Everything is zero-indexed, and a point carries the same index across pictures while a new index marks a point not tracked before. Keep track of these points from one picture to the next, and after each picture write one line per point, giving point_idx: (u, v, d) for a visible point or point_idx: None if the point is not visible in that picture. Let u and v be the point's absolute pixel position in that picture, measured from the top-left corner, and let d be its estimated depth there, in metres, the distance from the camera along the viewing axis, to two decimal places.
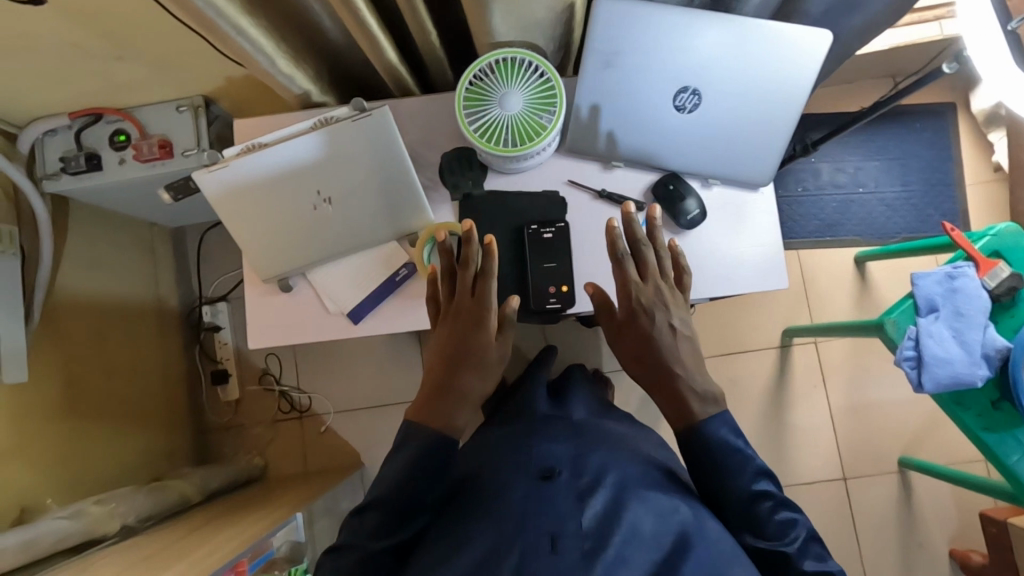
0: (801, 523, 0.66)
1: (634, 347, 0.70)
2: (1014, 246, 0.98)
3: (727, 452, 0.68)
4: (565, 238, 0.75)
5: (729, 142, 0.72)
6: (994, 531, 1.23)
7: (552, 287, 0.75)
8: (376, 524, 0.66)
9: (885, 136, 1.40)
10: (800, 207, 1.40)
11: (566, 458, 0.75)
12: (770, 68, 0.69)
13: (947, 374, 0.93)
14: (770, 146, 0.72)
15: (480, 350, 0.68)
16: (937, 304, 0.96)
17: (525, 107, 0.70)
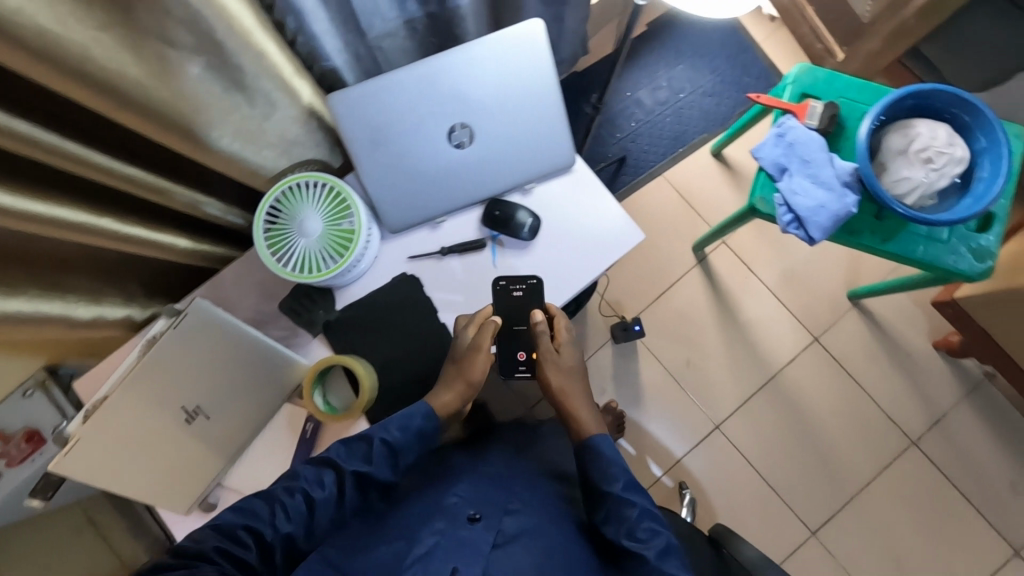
0: (662, 536, 0.65)
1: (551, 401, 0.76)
2: (814, 82, 1.05)
3: (603, 466, 0.71)
4: (533, 297, 0.74)
5: (520, 148, 0.73)
6: (952, 310, 1.24)
7: (523, 354, 0.76)
8: (359, 452, 0.69)
9: (674, 42, 1.50)
10: (642, 138, 1.48)
11: (495, 509, 0.67)
12: (510, 68, 0.70)
13: (825, 215, 0.97)
14: (556, 130, 0.74)
15: (460, 347, 0.72)
16: (784, 164, 1.02)
17: (324, 224, 0.70)
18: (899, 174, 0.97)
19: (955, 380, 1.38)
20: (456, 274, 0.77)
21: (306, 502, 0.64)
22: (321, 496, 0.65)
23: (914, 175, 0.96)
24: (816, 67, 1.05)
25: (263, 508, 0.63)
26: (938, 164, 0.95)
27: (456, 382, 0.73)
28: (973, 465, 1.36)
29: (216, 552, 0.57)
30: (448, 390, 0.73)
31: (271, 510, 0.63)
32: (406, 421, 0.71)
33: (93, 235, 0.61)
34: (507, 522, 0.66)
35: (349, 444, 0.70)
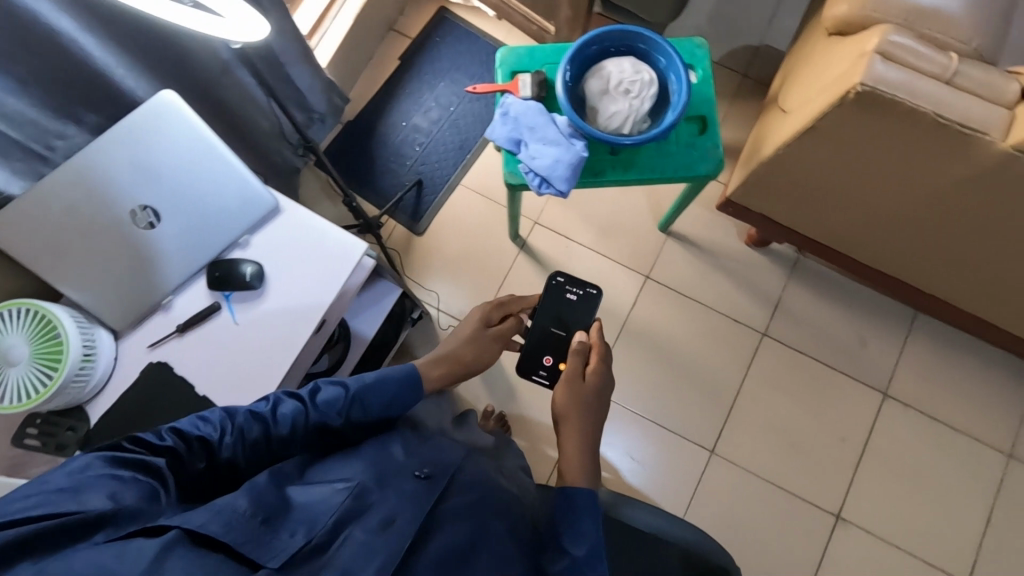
0: None
1: (571, 397, 0.99)
2: (519, 59, 1.15)
3: (575, 522, 0.80)
4: (585, 306, 1.13)
5: (207, 204, 0.80)
6: (733, 209, 1.34)
7: (547, 361, 1.11)
8: (327, 396, 0.79)
9: (429, 66, 1.60)
10: (429, 158, 1.55)
11: (442, 470, 0.76)
12: (162, 146, 0.80)
13: (562, 169, 1.06)
14: (229, 180, 0.81)
15: (482, 335, 1.08)
16: (515, 137, 1.09)
17: (33, 345, 0.71)
18: (608, 111, 1.06)
19: (776, 267, 1.49)
20: (198, 344, 0.79)
21: (269, 424, 0.74)
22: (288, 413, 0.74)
23: (620, 107, 1.06)
24: (515, 46, 1.15)
25: (223, 423, 0.72)
26: (635, 91, 1.06)
27: (452, 367, 1.05)
28: (820, 332, 1.47)
29: (171, 447, 0.66)
30: (446, 372, 1.04)
31: (230, 424, 0.72)
32: (380, 382, 0.83)
33: None
34: (454, 490, 0.74)
35: (325, 385, 0.81)
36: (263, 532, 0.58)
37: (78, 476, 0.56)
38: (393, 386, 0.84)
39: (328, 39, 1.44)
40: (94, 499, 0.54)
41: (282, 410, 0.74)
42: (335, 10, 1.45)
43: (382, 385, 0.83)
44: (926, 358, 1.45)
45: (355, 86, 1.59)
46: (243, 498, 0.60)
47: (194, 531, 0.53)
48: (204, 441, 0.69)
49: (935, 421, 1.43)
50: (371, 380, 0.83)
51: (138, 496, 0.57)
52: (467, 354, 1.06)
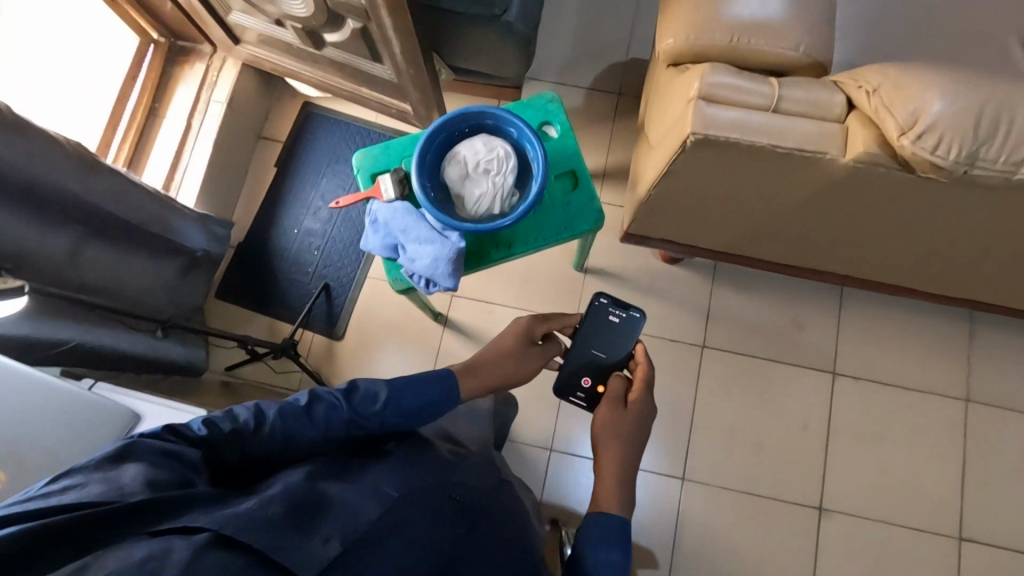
0: None
1: (616, 425, 0.98)
2: (374, 160, 1.11)
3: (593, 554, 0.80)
4: (626, 328, 1.15)
5: (58, 469, 0.82)
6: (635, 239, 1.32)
7: (586, 382, 1.13)
8: (363, 402, 0.83)
9: (308, 165, 1.56)
10: (330, 259, 1.51)
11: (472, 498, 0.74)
12: None
13: (443, 265, 1.03)
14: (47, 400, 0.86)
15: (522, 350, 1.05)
16: (389, 244, 1.06)
17: None
18: (474, 194, 1.03)
19: (698, 275, 1.48)
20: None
21: (308, 414, 0.79)
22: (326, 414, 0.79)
23: (485, 188, 1.03)
24: (367, 148, 1.11)
25: (257, 415, 0.77)
26: (494, 169, 1.03)
27: (489, 377, 1.00)
28: (757, 328, 1.46)
29: (207, 438, 0.71)
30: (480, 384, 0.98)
31: (270, 418, 0.77)
32: (412, 385, 0.87)
33: None
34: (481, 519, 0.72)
35: (362, 389, 0.85)
36: (295, 536, 0.56)
37: (122, 463, 0.62)
38: (426, 397, 0.87)
39: (189, 176, 1.39)
40: (132, 492, 0.59)
41: (319, 412, 0.79)
42: (190, 143, 1.40)
43: (418, 386, 0.87)
44: (864, 325, 1.45)
45: (237, 206, 1.54)
46: (275, 504, 0.60)
47: (227, 531, 0.54)
48: (244, 432, 0.75)
49: (888, 385, 1.43)
50: (407, 386, 0.87)
51: (169, 486, 0.63)
52: (501, 371, 1.01)
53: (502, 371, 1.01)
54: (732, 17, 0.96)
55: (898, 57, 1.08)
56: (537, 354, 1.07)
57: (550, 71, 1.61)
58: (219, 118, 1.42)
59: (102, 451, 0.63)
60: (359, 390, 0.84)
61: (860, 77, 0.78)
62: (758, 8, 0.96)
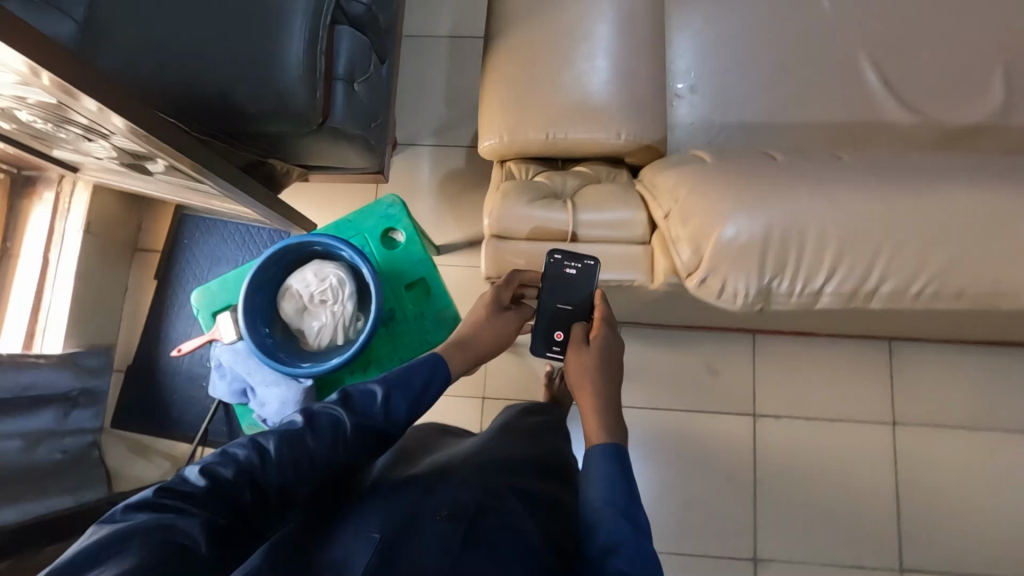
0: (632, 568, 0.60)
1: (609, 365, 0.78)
2: (213, 297, 1.04)
3: (592, 485, 0.68)
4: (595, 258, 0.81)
5: None
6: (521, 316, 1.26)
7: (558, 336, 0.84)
8: (361, 406, 0.73)
9: (188, 271, 1.49)
10: None
11: (467, 500, 0.70)
12: None
13: (291, 408, 0.97)
14: None
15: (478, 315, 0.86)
16: (238, 389, 1.00)
17: None
18: (314, 328, 0.97)
19: None
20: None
21: (304, 434, 0.69)
22: (323, 426, 0.71)
23: (323, 320, 0.97)
24: (205, 285, 1.05)
25: (253, 446, 0.68)
26: (330, 298, 0.97)
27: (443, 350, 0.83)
28: (670, 378, 1.40)
29: (209, 487, 0.63)
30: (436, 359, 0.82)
31: (267, 447, 0.68)
32: (410, 373, 0.78)
33: None
34: (486, 522, 0.67)
35: (358, 391, 0.76)
36: None
37: (114, 550, 0.54)
38: (419, 387, 0.77)
39: (54, 311, 1.33)
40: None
41: (319, 426, 0.70)
42: (50, 276, 1.34)
43: (414, 380, 0.77)
44: (779, 360, 1.40)
45: (120, 325, 1.47)
46: None
47: None
48: (253, 468, 0.66)
49: (812, 420, 1.37)
50: (401, 379, 0.77)
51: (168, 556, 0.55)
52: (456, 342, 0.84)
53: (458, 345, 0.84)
54: (544, 108, 0.89)
55: (743, 108, 1.02)
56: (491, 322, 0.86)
57: (427, 135, 1.53)
58: (77, 244, 1.35)
59: (90, 539, 0.56)
60: (354, 393, 0.75)
61: (659, 197, 0.75)
62: (571, 94, 0.89)
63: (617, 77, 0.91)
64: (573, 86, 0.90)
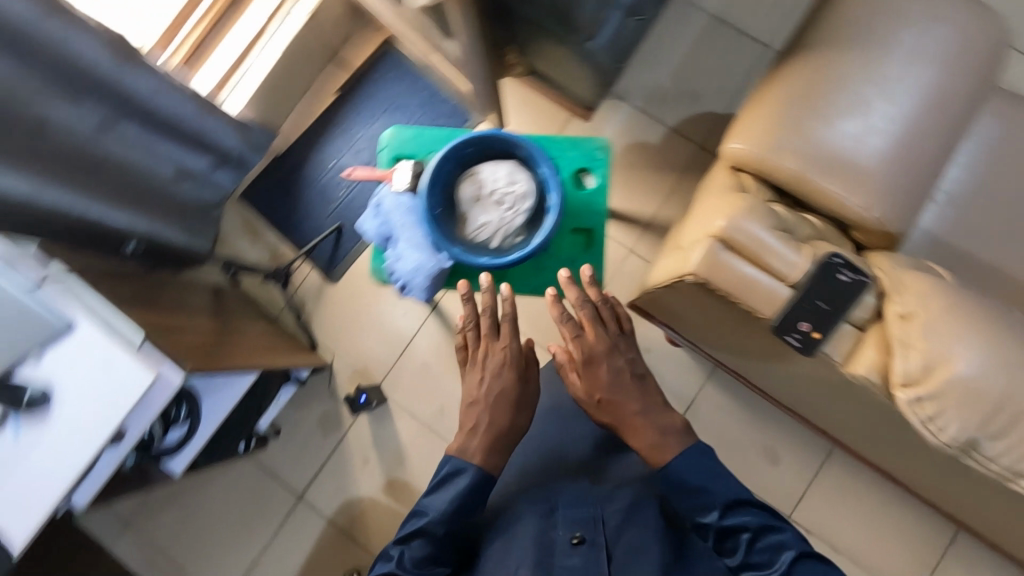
0: (763, 545, 0.81)
1: (600, 372, 0.93)
2: (404, 142, 1.07)
3: (687, 494, 0.85)
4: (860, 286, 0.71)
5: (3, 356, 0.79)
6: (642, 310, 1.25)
7: (805, 325, 0.70)
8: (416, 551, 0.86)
9: (366, 104, 1.54)
10: (354, 203, 1.51)
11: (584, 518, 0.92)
12: None
13: (422, 278, 0.99)
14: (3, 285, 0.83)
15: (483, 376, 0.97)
16: (384, 232, 1.03)
17: None
18: (478, 221, 0.98)
19: (695, 365, 1.40)
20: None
21: None
22: None
23: (490, 219, 0.98)
24: (403, 128, 1.08)
25: None
26: (508, 203, 0.98)
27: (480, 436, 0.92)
28: (732, 440, 1.37)
29: None
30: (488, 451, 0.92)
31: None
32: (443, 509, 0.88)
33: None
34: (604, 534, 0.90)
35: (408, 538, 0.87)
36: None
37: None
38: (466, 511, 0.89)
39: (250, 72, 1.35)
40: None
41: None
42: (261, 41, 1.37)
43: (452, 509, 0.88)
44: (837, 486, 1.35)
45: (289, 118, 1.54)
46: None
47: None
48: None
49: (840, 556, 1.33)
50: (441, 505, 0.89)
51: None
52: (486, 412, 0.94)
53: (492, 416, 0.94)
54: (812, 142, 0.84)
55: None
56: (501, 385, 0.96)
57: (640, 96, 1.48)
58: (297, 23, 1.36)
59: None
60: (409, 549, 0.86)
61: (901, 287, 0.72)
62: (847, 142, 0.84)
63: (899, 151, 0.85)
64: (852, 135, 0.84)
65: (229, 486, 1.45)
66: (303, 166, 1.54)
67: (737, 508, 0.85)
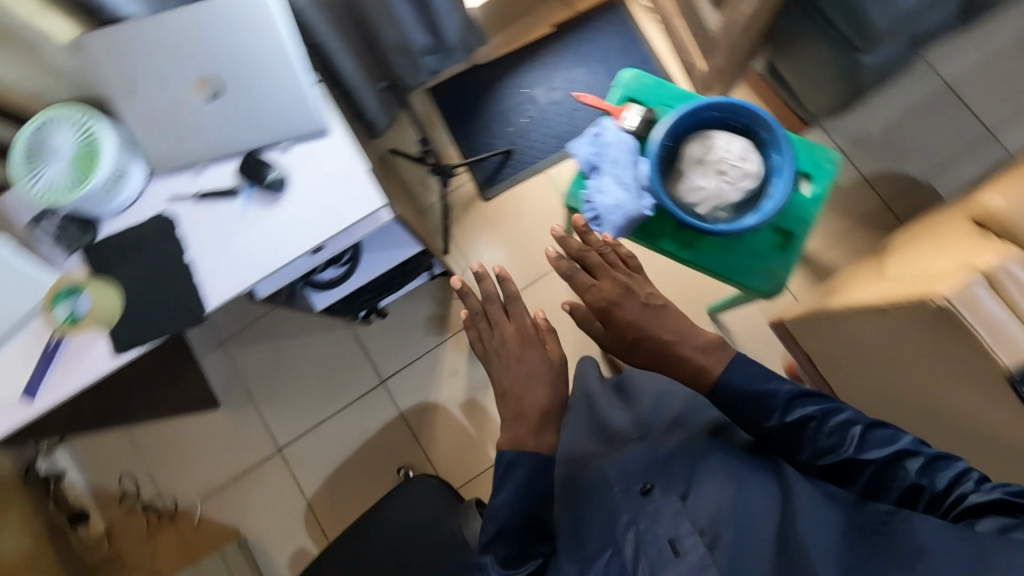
0: (851, 421, 0.75)
1: (621, 313, 0.92)
2: (642, 85, 1.07)
3: (752, 396, 0.80)
4: None
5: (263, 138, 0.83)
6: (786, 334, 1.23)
7: None
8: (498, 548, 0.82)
9: (577, 46, 1.54)
10: (531, 134, 1.52)
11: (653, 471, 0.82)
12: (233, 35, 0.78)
13: (620, 215, 1.00)
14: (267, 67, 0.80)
15: (505, 371, 0.95)
16: (594, 162, 1.04)
17: (76, 147, 0.78)
18: (693, 182, 0.98)
19: None
20: (187, 246, 0.83)
21: None
22: None
23: (707, 184, 0.98)
24: (645, 74, 1.08)
25: None
26: (730, 176, 0.98)
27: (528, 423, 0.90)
28: None
29: None
30: (536, 429, 0.89)
31: None
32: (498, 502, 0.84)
33: None
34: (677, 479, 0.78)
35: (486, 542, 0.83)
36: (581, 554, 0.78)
37: None
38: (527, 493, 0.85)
39: None
40: None
41: None
42: None
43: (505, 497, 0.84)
44: None
45: (500, 35, 1.56)
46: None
47: None
48: None
49: None
50: (503, 493, 0.84)
51: None
52: (521, 401, 0.91)
53: (528, 406, 0.91)
54: None
55: None
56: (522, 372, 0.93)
57: (845, 134, 1.44)
58: None
59: None
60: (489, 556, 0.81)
61: None
62: None
63: None
64: None
65: (322, 347, 1.50)
66: (496, 83, 1.54)
67: (797, 401, 0.79)
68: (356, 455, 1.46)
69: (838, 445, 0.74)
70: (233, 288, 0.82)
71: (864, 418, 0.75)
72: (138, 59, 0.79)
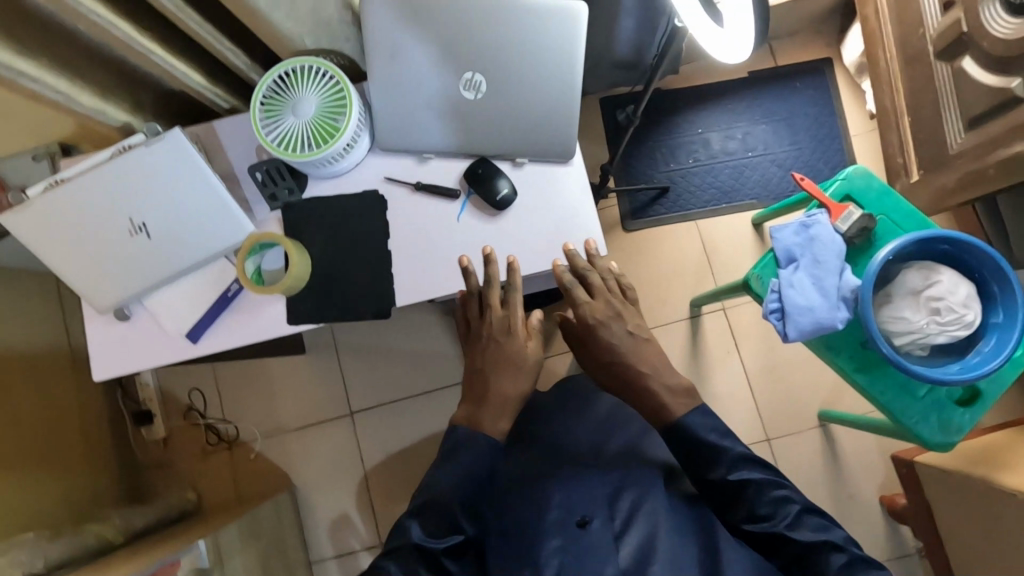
0: (791, 499, 0.74)
1: (607, 336, 0.84)
2: (864, 189, 1.00)
3: (701, 443, 0.77)
4: None
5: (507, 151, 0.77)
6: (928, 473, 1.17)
7: None
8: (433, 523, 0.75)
9: (767, 100, 1.44)
10: (692, 178, 1.44)
11: (602, 500, 0.84)
12: (524, 43, 0.74)
13: (809, 322, 0.93)
14: (545, 87, 0.75)
15: (484, 360, 0.83)
16: (796, 254, 0.97)
17: (318, 111, 0.73)
18: (898, 312, 0.91)
19: (886, 544, 1.31)
20: (389, 237, 0.78)
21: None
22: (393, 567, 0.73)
23: (913, 319, 0.90)
24: (874, 176, 1.00)
25: None
26: (942, 318, 0.89)
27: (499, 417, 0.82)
28: None
29: None
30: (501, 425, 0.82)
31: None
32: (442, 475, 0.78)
33: (120, 41, 0.68)
34: (623, 505, 0.83)
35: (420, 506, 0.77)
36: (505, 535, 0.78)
37: None
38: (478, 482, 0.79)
39: None
40: None
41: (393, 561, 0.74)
42: None
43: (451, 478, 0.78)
44: None
45: (691, 65, 1.47)
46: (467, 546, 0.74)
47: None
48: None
49: None
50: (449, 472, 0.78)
51: None
52: (492, 389, 0.82)
53: (498, 408, 0.82)
54: None
55: None
56: (498, 361, 0.82)
57: None
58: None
59: None
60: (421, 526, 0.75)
61: None
62: None
63: None
64: None
65: (420, 326, 1.47)
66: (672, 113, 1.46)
67: (744, 463, 0.76)
68: (422, 443, 1.43)
69: (772, 521, 0.73)
70: (427, 295, 0.77)
71: (813, 506, 0.74)
72: (416, 34, 0.74)
